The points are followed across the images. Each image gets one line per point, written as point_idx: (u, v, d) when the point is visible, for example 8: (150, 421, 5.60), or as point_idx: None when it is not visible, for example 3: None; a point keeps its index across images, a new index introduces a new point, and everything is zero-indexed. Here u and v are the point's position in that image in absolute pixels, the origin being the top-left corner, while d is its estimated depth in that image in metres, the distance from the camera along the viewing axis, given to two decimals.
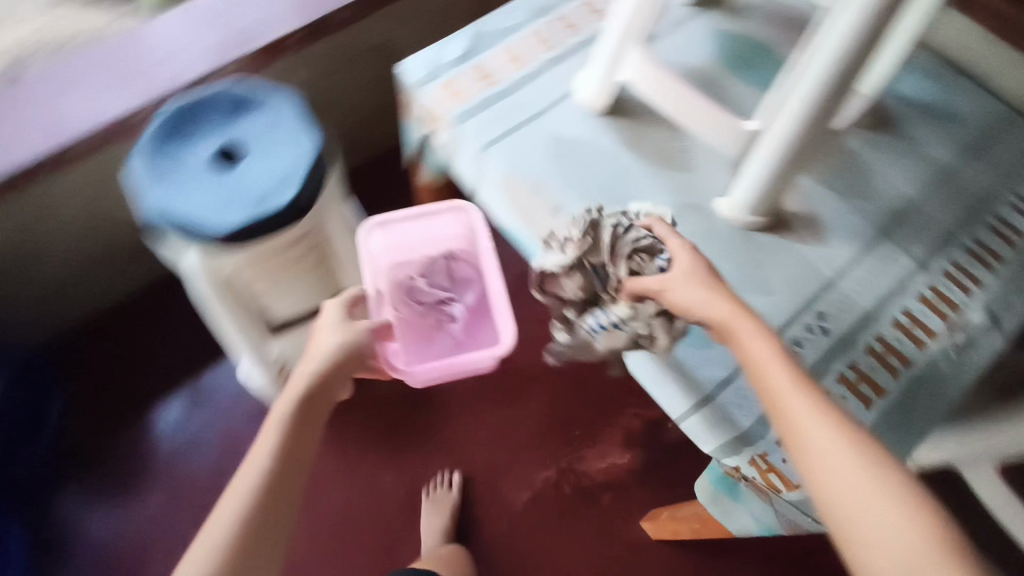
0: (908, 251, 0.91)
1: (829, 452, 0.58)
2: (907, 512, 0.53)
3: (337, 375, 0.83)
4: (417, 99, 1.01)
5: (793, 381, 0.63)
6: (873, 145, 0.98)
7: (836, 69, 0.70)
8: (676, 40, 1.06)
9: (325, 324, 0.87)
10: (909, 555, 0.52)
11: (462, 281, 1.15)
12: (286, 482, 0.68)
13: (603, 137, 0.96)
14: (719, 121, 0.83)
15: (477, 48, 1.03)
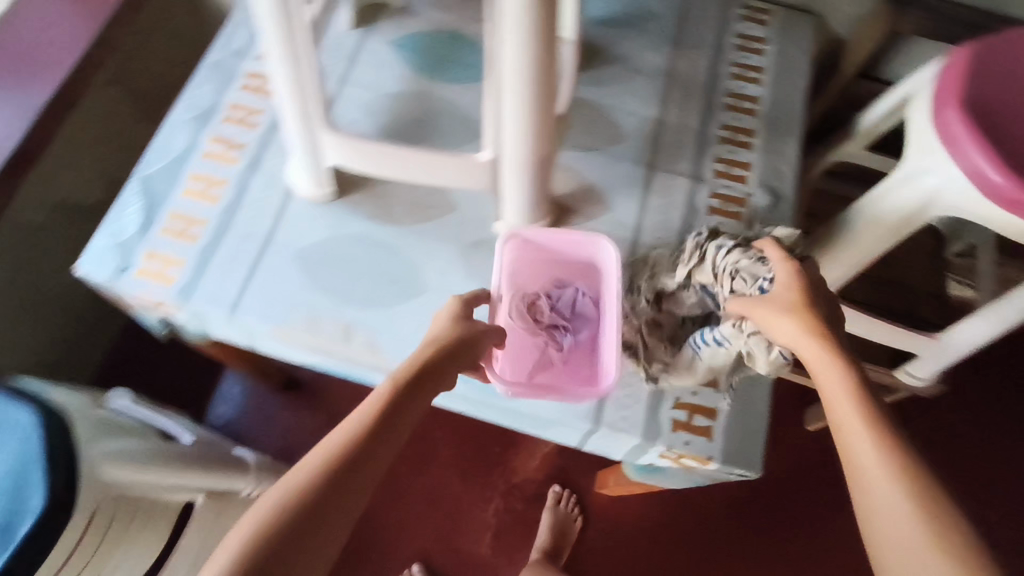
0: (679, 169, 0.91)
1: (864, 439, 0.49)
2: (903, 481, 0.46)
3: (447, 365, 0.60)
4: (123, 293, 0.80)
5: (811, 329, 0.56)
6: (596, 83, 0.95)
7: (534, 75, 0.61)
8: (360, 72, 0.94)
9: (452, 312, 0.65)
10: (896, 519, 0.45)
11: (578, 315, 0.80)
12: (314, 542, 0.46)
13: (350, 225, 0.85)
14: (451, 167, 0.74)
15: (159, 195, 0.84)
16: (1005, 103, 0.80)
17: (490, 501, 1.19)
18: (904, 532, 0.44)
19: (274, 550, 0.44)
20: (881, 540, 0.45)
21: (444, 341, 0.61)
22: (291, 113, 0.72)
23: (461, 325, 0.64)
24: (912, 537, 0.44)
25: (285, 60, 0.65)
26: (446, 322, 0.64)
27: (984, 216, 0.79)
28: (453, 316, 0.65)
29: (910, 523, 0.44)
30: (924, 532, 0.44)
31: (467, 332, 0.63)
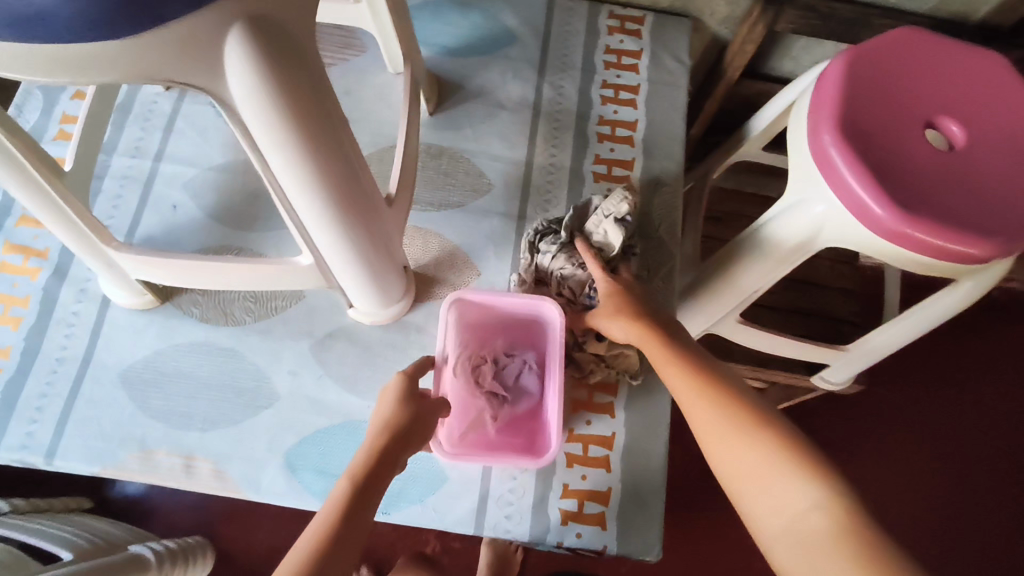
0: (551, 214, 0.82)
1: (733, 444, 0.48)
2: (748, 425, 0.49)
3: (401, 445, 0.56)
4: None
5: (644, 330, 0.60)
6: (451, 125, 0.85)
7: (328, 191, 0.51)
8: (177, 144, 0.81)
9: (405, 388, 0.59)
10: (751, 457, 0.47)
11: (519, 387, 0.73)
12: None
13: (180, 333, 0.74)
14: (274, 272, 0.65)
15: None
16: (885, 119, 0.72)
17: (426, 540, 1.10)
18: (760, 460, 0.46)
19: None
20: (745, 486, 0.47)
21: (395, 420, 0.57)
22: (67, 234, 0.61)
23: (419, 399, 0.59)
24: (768, 468, 0.46)
25: (24, 188, 0.55)
26: (393, 400, 0.59)
27: (870, 248, 0.72)
28: (404, 392, 0.59)
29: (763, 453, 0.47)
30: (773, 455, 0.46)
31: (422, 404, 0.59)
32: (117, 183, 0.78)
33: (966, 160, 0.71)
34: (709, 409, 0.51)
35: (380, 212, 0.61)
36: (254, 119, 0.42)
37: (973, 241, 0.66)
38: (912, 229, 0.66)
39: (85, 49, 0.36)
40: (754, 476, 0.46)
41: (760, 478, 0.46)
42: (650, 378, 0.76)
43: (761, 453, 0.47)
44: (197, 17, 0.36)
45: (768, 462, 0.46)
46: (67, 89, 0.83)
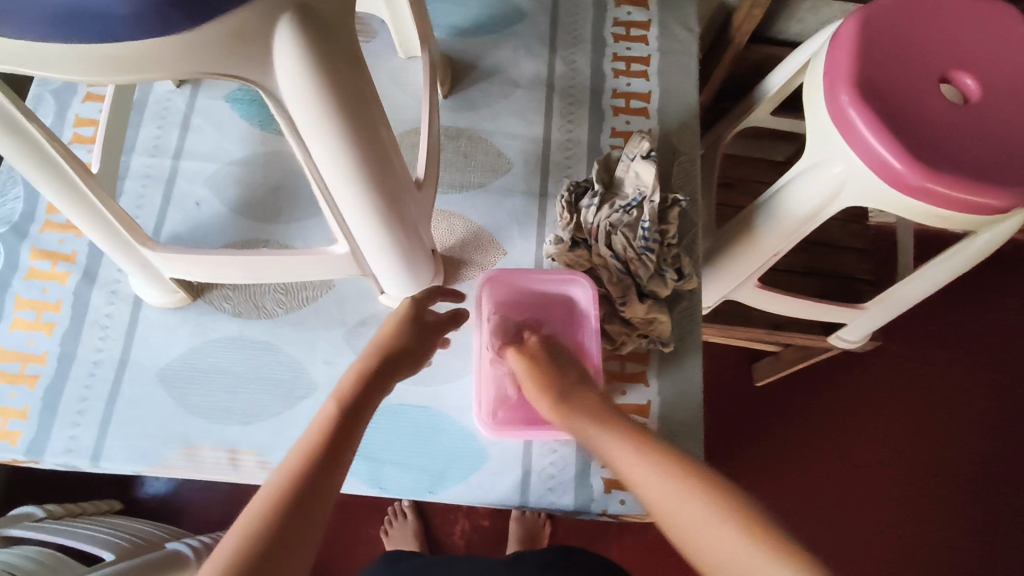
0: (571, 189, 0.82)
1: (673, 508, 0.43)
2: (742, 535, 0.40)
3: (401, 357, 0.57)
4: None
5: (565, 401, 0.55)
6: (465, 106, 0.85)
7: (369, 183, 0.52)
8: (194, 141, 0.81)
9: (404, 312, 0.60)
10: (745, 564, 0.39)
11: None
12: (302, 543, 0.41)
13: (215, 329, 0.74)
14: (308, 263, 0.65)
15: None
16: (901, 75, 0.72)
17: (454, 521, 1.12)
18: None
19: (267, 549, 0.40)
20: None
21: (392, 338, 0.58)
22: (99, 234, 0.62)
23: (415, 323, 0.60)
24: (711, 530, 0.41)
25: (58, 192, 0.56)
26: (392, 324, 0.60)
27: (891, 205, 0.73)
28: (401, 317, 0.60)
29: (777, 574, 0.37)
30: (766, 563, 0.38)
31: (418, 325, 0.60)
32: (138, 183, 0.78)
33: (983, 113, 0.71)
34: (700, 518, 0.42)
35: (411, 196, 0.62)
36: (298, 107, 0.43)
37: (993, 191, 0.67)
38: (933, 183, 0.67)
39: (137, 47, 0.37)
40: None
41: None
42: (680, 345, 0.77)
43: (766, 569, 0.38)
44: (245, 10, 0.37)
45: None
46: (78, 91, 0.82)
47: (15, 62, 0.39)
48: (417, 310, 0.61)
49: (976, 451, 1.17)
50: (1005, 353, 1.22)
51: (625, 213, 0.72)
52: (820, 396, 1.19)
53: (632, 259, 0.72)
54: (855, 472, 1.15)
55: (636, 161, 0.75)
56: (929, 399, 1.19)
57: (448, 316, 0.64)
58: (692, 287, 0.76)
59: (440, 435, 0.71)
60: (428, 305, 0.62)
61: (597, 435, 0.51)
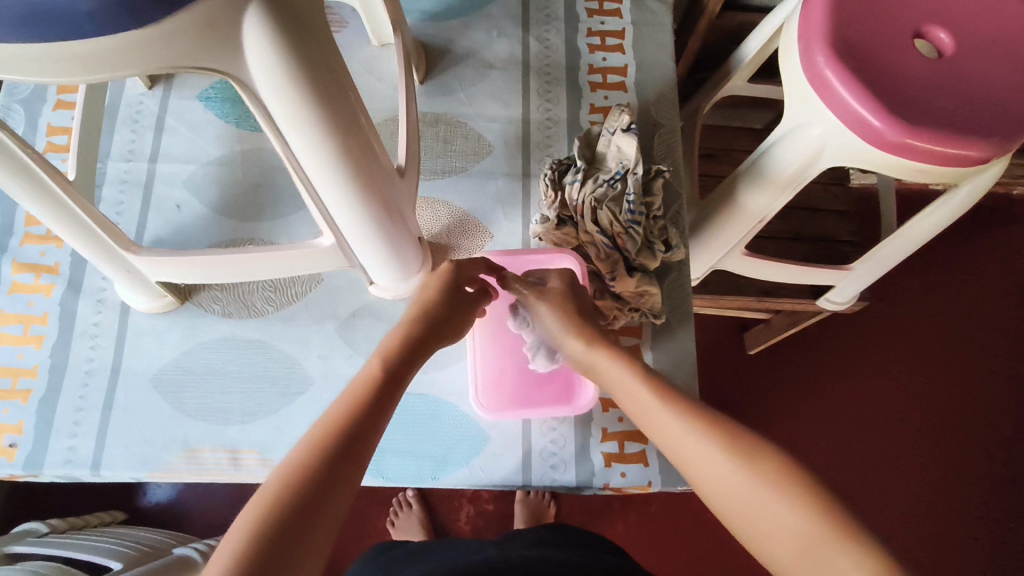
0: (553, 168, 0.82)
1: (699, 461, 0.47)
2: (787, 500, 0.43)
3: (437, 325, 0.57)
4: None
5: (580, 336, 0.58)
6: (443, 90, 0.84)
7: (349, 172, 0.51)
8: (171, 142, 0.80)
9: (442, 280, 0.60)
10: (771, 514, 0.43)
11: None
12: (338, 497, 0.42)
13: (206, 331, 0.74)
14: (295, 257, 0.65)
15: None
16: (876, 34, 0.73)
17: (459, 507, 1.13)
18: (801, 535, 0.41)
19: (302, 501, 0.40)
20: (769, 542, 0.43)
21: (430, 303, 0.58)
22: (82, 243, 0.61)
23: (451, 291, 0.59)
24: (740, 482, 0.45)
25: (39, 202, 0.55)
26: (432, 290, 0.59)
27: (871, 162, 0.73)
28: (440, 284, 0.59)
29: (803, 525, 0.42)
30: (794, 516, 0.42)
31: (456, 291, 0.60)
32: (117, 189, 0.77)
33: (958, 66, 0.72)
34: (728, 475, 0.45)
35: (396, 183, 0.61)
36: (271, 94, 0.42)
37: (972, 144, 0.68)
38: (911, 138, 0.68)
39: (104, 43, 0.37)
40: (794, 549, 0.42)
41: (789, 538, 0.42)
42: (672, 316, 0.77)
43: (804, 524, 0.42)
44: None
45: (810, 534, 0.41)
46: (47, 99, 0.81)
47: None
48: (455, 279, 0.60)
49: (967, 403, 1.18)
50: (988, 305, 1.24)
51: (610, 187, 0.72)
52: (812, 360, 1.20)
53: (619, 234, 0.72)
54: (850, 432, 1.16)
55: (617, 135, 0.75)
56: (918, 355, 1.21)
57: (478, 289, 0.63)
58: (679, 258, 0.77)
59: (438, 421, 0.72)
60: (466, 277, 0.61)
61: (628, 382, 0.53)
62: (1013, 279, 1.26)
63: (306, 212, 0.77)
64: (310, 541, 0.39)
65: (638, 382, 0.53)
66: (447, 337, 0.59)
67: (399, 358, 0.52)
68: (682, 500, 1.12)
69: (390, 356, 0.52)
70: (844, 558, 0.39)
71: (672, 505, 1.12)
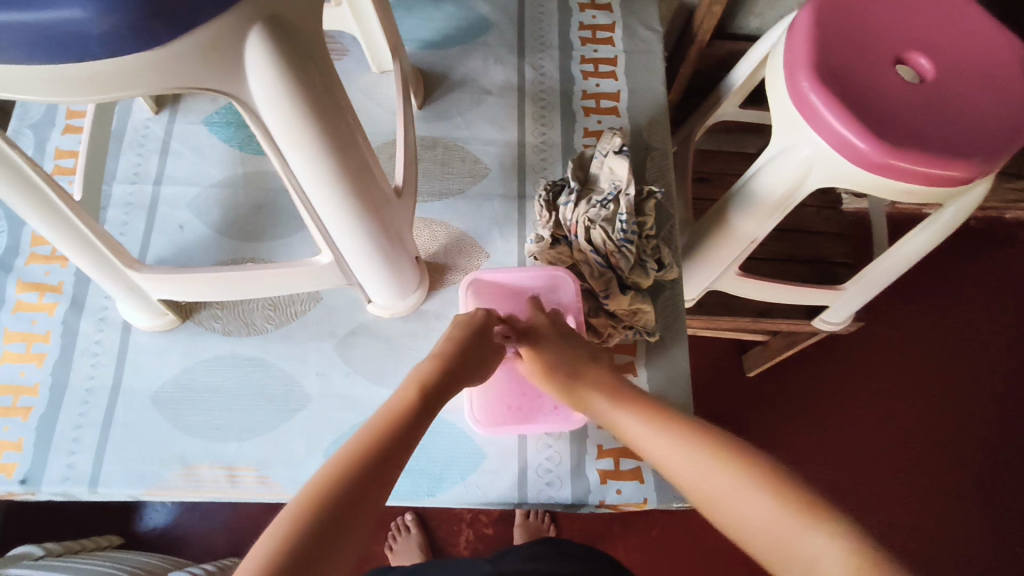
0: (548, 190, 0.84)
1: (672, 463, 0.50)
2: (755, 485, 0.45)
3: (459, 369, 0.59)
4: None
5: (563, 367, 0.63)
6: (441, 115, 0.87)
7: (345, 190, 0.53)
8: (176, 166, 0.82)
9: (472, 323, 0.64)
10: (747, 502, 0.44)
11: None
12: (379, 496, 0.44)
13: (205, 349, 0.75)
14: (293, 274, 0.66)
15: None
16: (860, 61, 0.75)
17: (458, 531, 1.12)
18: (719, 479, 0.46)
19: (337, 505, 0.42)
20: (746, 528, 0.44)
21: (447, 348, 0.60)
22: (85, 261, 0.62)
23: (474, 338, 0.62)
24: (714, 473, 0.47)
25: (45, 222, 0.57)
26: (459, 331, 0.63)
27: (858, 184, 0.75)
28: (470, 326, 0.64)
29: (718, 469, 0.47)
30: (756, 494, 0.44)
31: (482, 335, 0.64)
32: (121, 211, 0.79)
33: (939, 91, 0.74)
34: (705, 472, 0.47)
35: (393, 204, 0.63)
36: (273, 115, 0.44)
37: (957, 164, 0.70)
38: (896, 159, 0.70)
39: (114, 64, 0.39)
40: (755, 530, 0.43)
41: (756, 526, 0.43)
42: (667, 334, 0.79)
43: (765, 505, 0.43)
44: (219, 22, 0.38)
45: (765, 511, 0.43)
46: (56, 124, 0.84)
47: None
48: (482, 324, 0.65)
49: (967, 425, 1.18)
50: (982, 326, 1.25)
51: (602, 208, 0.74)
52: (809, 381, 1.21)
53: (612, 252, 0.73)
54: (847, 451, 1.16)
55: (609, 157, 0.76)
56: (914, 376, 1.21)
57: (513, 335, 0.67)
58: (672, 277, 0.78)
59: (434, 439, 0.72)
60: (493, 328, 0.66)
61: (608, 409, 0.58)
62: (1007, 300, 1.27)
63: (306, 231, 0.79)
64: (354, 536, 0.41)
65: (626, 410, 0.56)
66: (474, 377, 0.61)
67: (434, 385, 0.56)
68: (681, 523, 1.12)
69: (419, 387, 0.54)
70: (787, 523, 0.42)
71: (672, 528, 1.11)
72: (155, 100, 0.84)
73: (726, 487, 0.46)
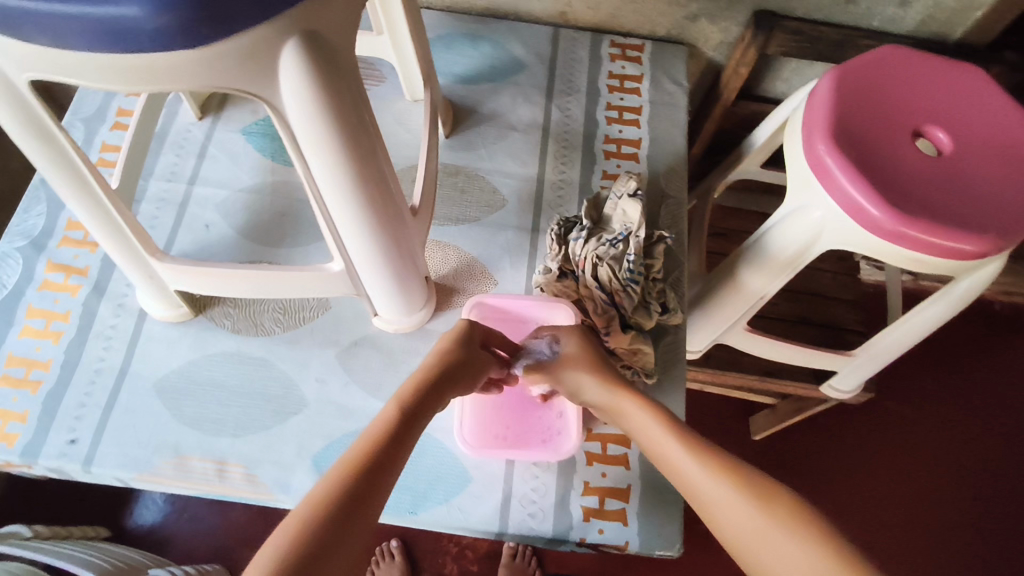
0: None
1: (726, 514, 0.50)
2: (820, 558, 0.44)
3: (444, 386, 0.60)
4: None
5: (609, 390, 0.63)
6: (467, 145, 0.90)
7: (361, 199, 0.55)
8: (211, 168, 0.86)
9: (459, 334, 0.65)
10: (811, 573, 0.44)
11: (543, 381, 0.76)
12: (367, 519, 0.46)
13: (213, 344, 0.77)
14: (305, 279, 0.69)
15: None
16: (877, 130, 0.77)
17: (442, 564, 1.10)
18: (780, 546, 0.46)
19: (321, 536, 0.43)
20: None
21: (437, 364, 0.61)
22: (112, 245, 0.66)
23: (467, 346, 0.64)
24: (776, 537, 0.46)
25: (82, 205, 0.60)
26: (448, 342, 0.64)
27: (868, 249, 0.76)
28: (457, 337, 0.65)
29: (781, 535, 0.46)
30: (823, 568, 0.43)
31: (470, 349, 0.65)
32: (154, 206, 0.83)
33: (955, 166, 0.75)
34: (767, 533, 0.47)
35: (407, 222, 0.65)
36: (299, 119, 0.47)
37: (970, 239, 0.70)
38: (907, 227, 0.70)
39: (161, 58, 0.42)
40: None
41: None
42: (665, 378, 0.79)
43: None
44: (260, 30, 0.42)
45: None
46: (106, 120, 0.89)
47: (49, 71, 0.44)
48: (469, 334, 0.66)
49: (976, 512, 1.15)
50: (998, 411, 1.22)
51: (612, 246, 0.75)
52: (813, 448, 1.18)
53: (617, 291, 0.74)
54: (848, 525, 1.13)
55: (623, 199, 0.79)
56: (922, 455, 1.18)
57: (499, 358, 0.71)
58: (676, 322, 0.79)
59: (422, 457, 0.73)
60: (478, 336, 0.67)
61: (655, 436, 0.57)
62: None
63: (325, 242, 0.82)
64: (344, 555, 0.43)
65: (673, 443, 0.55)
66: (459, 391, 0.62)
67: (417, 405, 0.56)
68: None
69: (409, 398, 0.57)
70: None
71: None
72: (201, 106, 0.89)
73: (788, 554, 0.45)
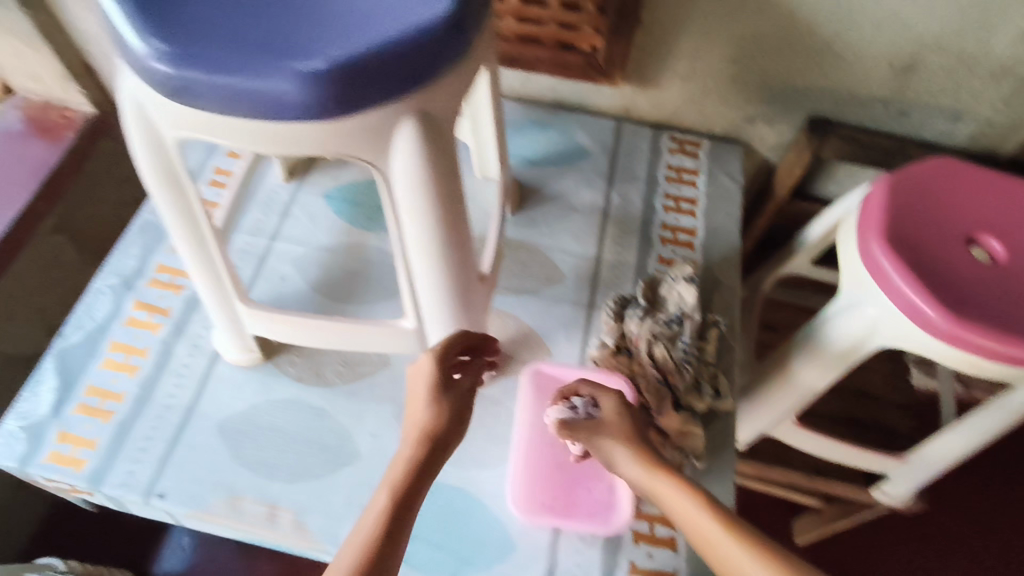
0: None
1: None
2: None
3: (429, 458, 0.57)
4: (35, 477, 0.76)
5: (648, 466, 0.61)
6: (530, 222, 0.96)
7: (444, 262, 0.59)
8: (292, 226, 0.93)
9: (433, 373, 0.61)
10: None
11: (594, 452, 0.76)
12: None
13: (278, 390, 0.81)
14: (375, 334, 0.72)
15: (76, 373, 0.81)
16: (930, 235, 0.80)
17: None
18: None
19: None
20: None
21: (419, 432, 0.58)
22: (205, 289, 0.71)
23: (442, 393, 0.60)
24: None
25: (189, 252, 0.66)
26: (425, 389, 0.60)
27: (923, 350, 0.76)
28: (431, 381, 0.60)
29: None
30: None
31: (445, 398, 0.60)
32: (237, 257, 0.90)
33: (1010, 275, 0.77)
34: None
35: (478, 289, 0.69)
36: (404, 185, 0.52)
37: None
38: (964, 330, 0.71)
39: (297, 127, 0.48)
40: None
41: None
42: (714, 464, 0.78)
43: None
44: (383, 109, 0.48)
45: None
46: (203, 177, 0.97)
47: (196, 131, 0.51)
48: (443, 371, 0.61)
49: None
50: None
51: (666, 327, 0.79)
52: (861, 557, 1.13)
53: (672, 370, 0.77)
54: None
55: (679, 283, 0.83)
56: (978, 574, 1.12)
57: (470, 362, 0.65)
58: (727, 408, 0.79)
59: (468, 520, 0.73)
60: (450, 364, 0.63)
61: (697, 516, 0.55)
62: None
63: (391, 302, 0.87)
64: None
65: (718, 528, 0.54)
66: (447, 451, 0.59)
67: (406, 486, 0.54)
68: None
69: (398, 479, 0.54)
70: None
71: None
72: (289, 170, 0.97)
73: None
